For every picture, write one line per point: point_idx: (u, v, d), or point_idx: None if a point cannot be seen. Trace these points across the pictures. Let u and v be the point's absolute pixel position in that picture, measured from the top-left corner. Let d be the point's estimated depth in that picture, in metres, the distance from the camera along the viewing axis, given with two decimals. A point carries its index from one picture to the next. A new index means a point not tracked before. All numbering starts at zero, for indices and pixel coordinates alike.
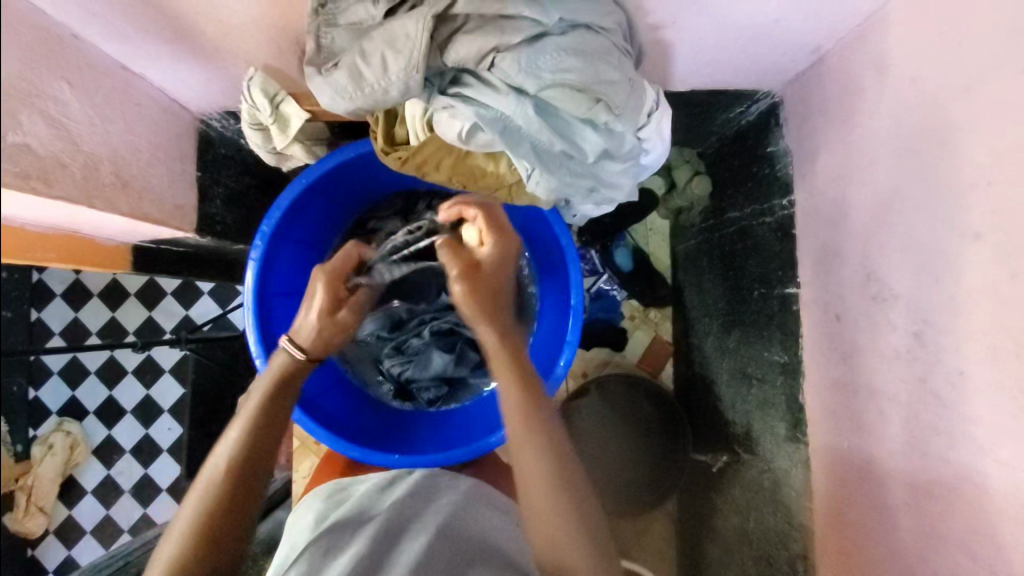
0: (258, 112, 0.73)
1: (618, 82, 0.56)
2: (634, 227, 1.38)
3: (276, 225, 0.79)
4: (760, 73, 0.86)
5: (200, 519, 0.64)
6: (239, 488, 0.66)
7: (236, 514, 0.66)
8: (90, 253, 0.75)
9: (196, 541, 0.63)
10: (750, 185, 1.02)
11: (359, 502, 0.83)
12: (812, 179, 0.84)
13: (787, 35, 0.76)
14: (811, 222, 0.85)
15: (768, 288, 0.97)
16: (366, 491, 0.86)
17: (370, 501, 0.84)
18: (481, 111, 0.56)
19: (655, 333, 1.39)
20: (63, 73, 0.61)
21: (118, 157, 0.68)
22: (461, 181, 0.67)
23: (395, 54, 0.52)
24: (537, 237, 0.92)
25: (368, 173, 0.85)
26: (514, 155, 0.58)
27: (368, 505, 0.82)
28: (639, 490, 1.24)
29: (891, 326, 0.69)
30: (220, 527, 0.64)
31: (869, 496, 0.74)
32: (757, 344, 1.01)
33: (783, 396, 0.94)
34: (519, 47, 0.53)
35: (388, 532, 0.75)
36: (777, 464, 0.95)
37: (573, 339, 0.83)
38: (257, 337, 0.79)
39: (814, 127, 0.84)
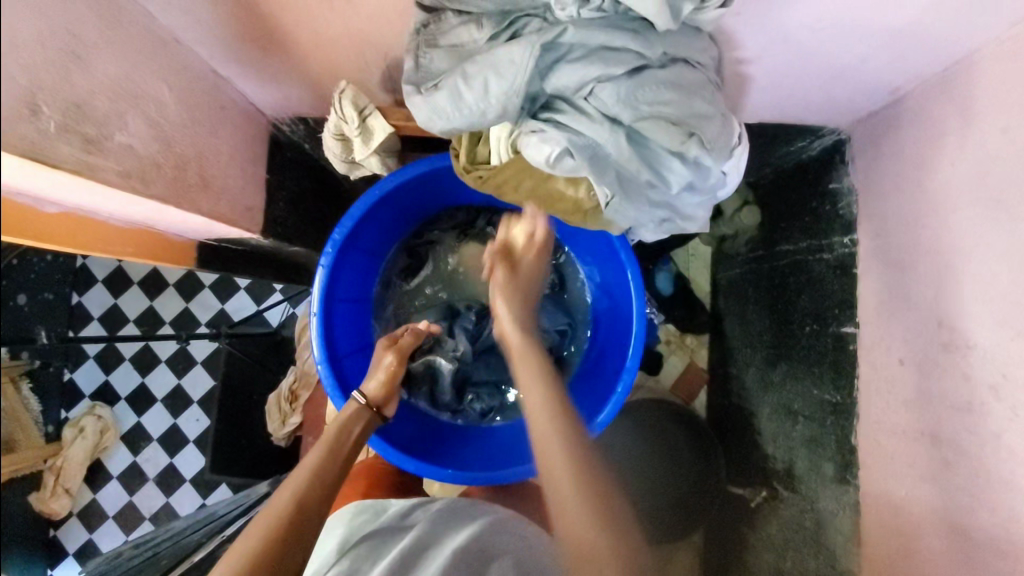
0: (344, 124, 0.72)
1: (710, 117, 0.56)
2: (677, 252, 1.37)
3: (347, 233, 0.79)
4: (833, 109, 0.86)
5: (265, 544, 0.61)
6: (297, 532, 0.64)
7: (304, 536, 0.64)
8: (162, 248, 0.77)
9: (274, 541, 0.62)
10: (807, 220, 1.01)
11: (385, 523, 0.84)
12: (880, 218, 0.84)
13: (866, 74, 0.76)
14: (875, 262, 0.84)
15: (822, 325, 0.97)
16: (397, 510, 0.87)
17: (394, 524, 0.84)
18: (573, 138, 0.56)
19: (691, 360, 1.39)
20: (163, 74, 0.62)
21: (203, 158, 0.69)
22: (537, 203, 0.68)
23: (498, 78, 0.53)
24: (597, 257, 0.91)
25: (437, 186, 0.86)
26: (598, 182, 0.59)
27: (396, 522, 0.84)
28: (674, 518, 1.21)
29: (963, 377, 0.68)
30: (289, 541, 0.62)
31: (924, 545, 0.73)
32: (806, 380, 1.00)
33: (833, 436, 0.93)
34: (620, 78, 0.54)
35: (416, 547, 0.77)
36: (822, 504, 0.94)
37: (634, 364, 0.81)
38: (319, 342, 0.80)
39: (885, 168, 0.83)
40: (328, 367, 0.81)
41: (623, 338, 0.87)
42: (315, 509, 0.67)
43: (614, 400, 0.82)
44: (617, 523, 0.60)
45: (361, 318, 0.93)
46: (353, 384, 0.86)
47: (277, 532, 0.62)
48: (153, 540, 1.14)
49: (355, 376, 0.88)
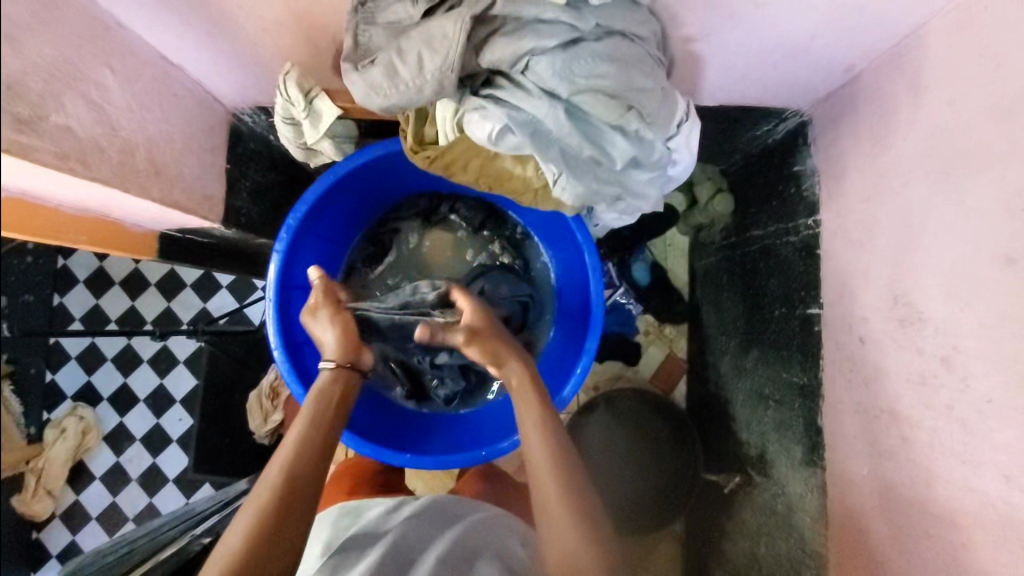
0: (291, 107, 0.72)
1: (649, 90, 0.57)
2: (653, 242, 1.37)
3: (302, 219, 0.79)
4: (791, 90, 0.86)
5: (266, 508, 0.62)
6: (291, 502, 0.63)
7: (302, 501, 0.64)
8: (120, 239, 0.77)
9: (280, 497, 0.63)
10: (775, 204, 1.01)
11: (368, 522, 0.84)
12: (841, 198, 0.83)
13: (818, 53, 0.76)
14: (836, 242, 0.84)
15: (789, 308, 0.96)
16: (378, 515, 0.86)
17: (379, 521, 0.84)
18: (513, 113, 0.56)
19: (669, 350, 1.39)
20: (107, 59, 0.63)
21: (153, 145, 0.70)
22: (487, 183, 0.67)
23: (432, 53, 0.53)
24: (557, 239, 0.91)
25: (395, 171, 0.87)
26: (542, 159, 0.58)
27: (378, 523, 0.84)
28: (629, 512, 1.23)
29: (917, 351, 0.68)
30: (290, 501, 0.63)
31: (887, 523, 0.73)
32: (776, 364, 1.00)
33: (801, 419, 0.93)
34: (554, 51, 0.54)
35: (405, 544, 0.78)
36: (792, 488, 0.94)
37: (592, 346, 0.81)
38: (276, 330, 0.80)
39: (844, 148, 0.83)
40: (286, 355, 0.80)
41: (582, 323, 0.87)
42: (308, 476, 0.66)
43: (573, 379, 0.82)
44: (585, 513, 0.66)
45: None
46: (313, 373, 0.86)
47: (273, 495, 0.63)
48: (129, 538, 1.14)
49: (317, 364, 0.88)
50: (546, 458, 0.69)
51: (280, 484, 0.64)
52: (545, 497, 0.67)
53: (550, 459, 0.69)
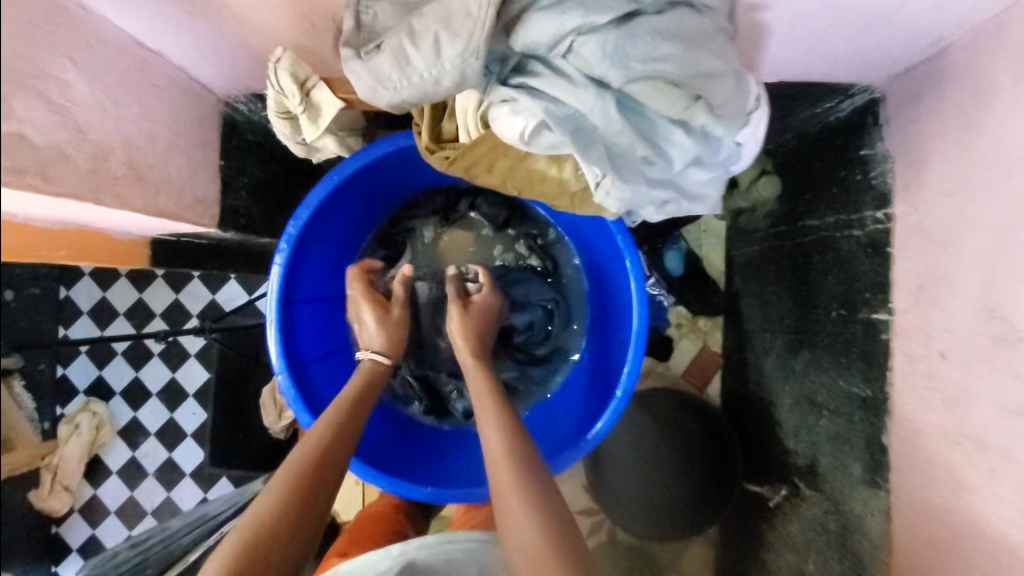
0: (285, 99, 0.63)
1: (721, 76, 0.46)
2: (687, 229, 1.26)
3: (303, 227, 0.70)
4: (863, 64, 0.74)
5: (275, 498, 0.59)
6: (306, 494, 0.60)
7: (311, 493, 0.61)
8: (104, 249, 0.68)
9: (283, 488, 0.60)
10: (834, 191, 0.89)
11: None
12: (921, 190, 0.72)
13: (905, 19, 0.64)
14: (913, 240, 0.74)
15: (850, 311, 0.86)
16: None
17: None
18: (551, 106, 0.46)
19: (703, 343, 1.30)
20: (68, 50, 0.54)
21: (132, 146, 0.61)
22: (516, 186, 0.58)
23: (451, 36, 0.44)
24: (591, 242, 0.81)
25: (409, 166, 0.76)
26: (585, 161, 0.48)
27: None
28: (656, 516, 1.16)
29: (1019, 377, 0.58)
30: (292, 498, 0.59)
31: (967, 562, 0.64)
32: (829, 371, 0.91)
33: (860, 434, 0.84)
34: (604, 29, 0.43)
35: None
36: (848, 507, 0.86)
37: (635, 368, 0.71)
38: (279, 351, 0.72)
39: (925, 131, 0.72)
40: (291, 379, 0.72)
41: (621, 340, 0.77)
42: (329, 469, 0.63)
43: (610, 407, 0.73)
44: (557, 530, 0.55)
45: (335, 318, 0.85)
46: (321, 394, 0.78)
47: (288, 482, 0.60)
48: (148, 537, 1.11)
49: (327, 384, 0.80)
50: (511, 471, 0.60)
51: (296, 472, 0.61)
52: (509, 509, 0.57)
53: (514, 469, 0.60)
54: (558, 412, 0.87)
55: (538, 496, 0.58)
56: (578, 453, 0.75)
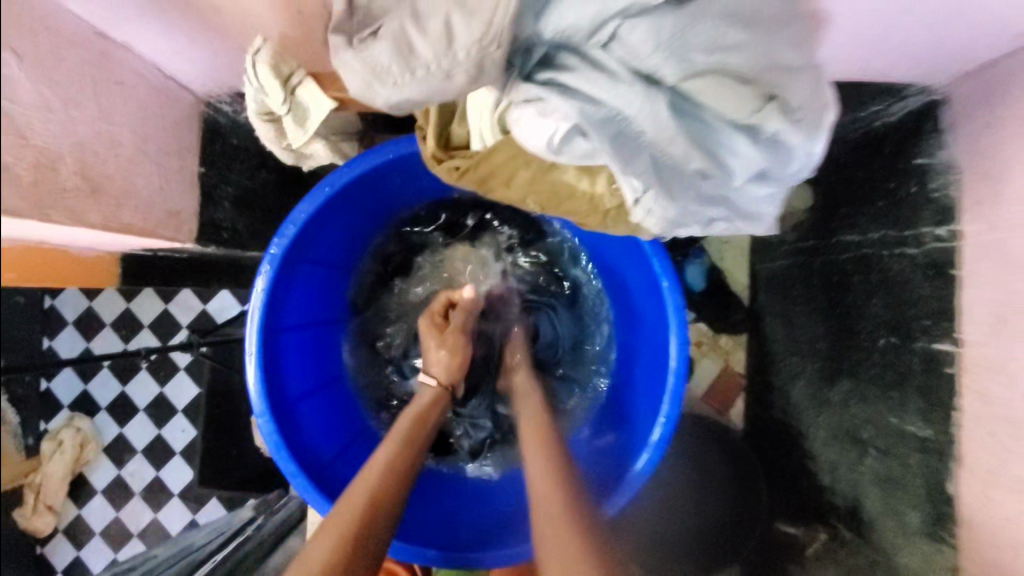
0: (266, 97, 0.55)
1: (796, 70, 0.39)
2: (709, 241, 1.17)
3: (290, 244, 0.63)
4: (929, 61, 0.65)
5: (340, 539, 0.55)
6: (371, 522, 0.57)
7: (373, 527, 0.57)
8: (61, 268, 0.59)
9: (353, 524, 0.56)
10: (882, 205, 0.80)
11: None
12: (995, 205, 0.63)
13: (988, 8, 0.55)
14: (987, 265, 0.64)
15: (902, 340, 0.77)
16: None
17: None
18: (586, 107, 0.39)
19: (726, 363, 1.20)
20: (6, 38, 0.45)
21: (87, 152, 0.52)
22: (537, 202, 0.49)
23: (466, 16, 0.36)
24: (611, 256, 0.74)
25: (408, 176, 0.68)
26: (623, 172, 0.40)
27: None
28: (680, 570, 0.98)
29: None
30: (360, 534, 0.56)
31: None
32: (878, 405, 0.81)
33: (920, 480, 0.74)
34: (658, 12, 0.37)
35: None
36: (899, 560, 0.76)
37: (679, 376, 0.64)
38: (260, 389, 0.63)
39: (1002, 136, 0.63)
40: (273, 419, 0.64)
41: (655, 349, 0.69)
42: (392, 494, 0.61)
43: (663, 425, 0.65)
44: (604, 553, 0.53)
45: (325, 348, 0.76)
46: (311, 438, 0.69)
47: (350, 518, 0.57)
48: (128, 569, 1.03)
49: (315, 425, 0.71)
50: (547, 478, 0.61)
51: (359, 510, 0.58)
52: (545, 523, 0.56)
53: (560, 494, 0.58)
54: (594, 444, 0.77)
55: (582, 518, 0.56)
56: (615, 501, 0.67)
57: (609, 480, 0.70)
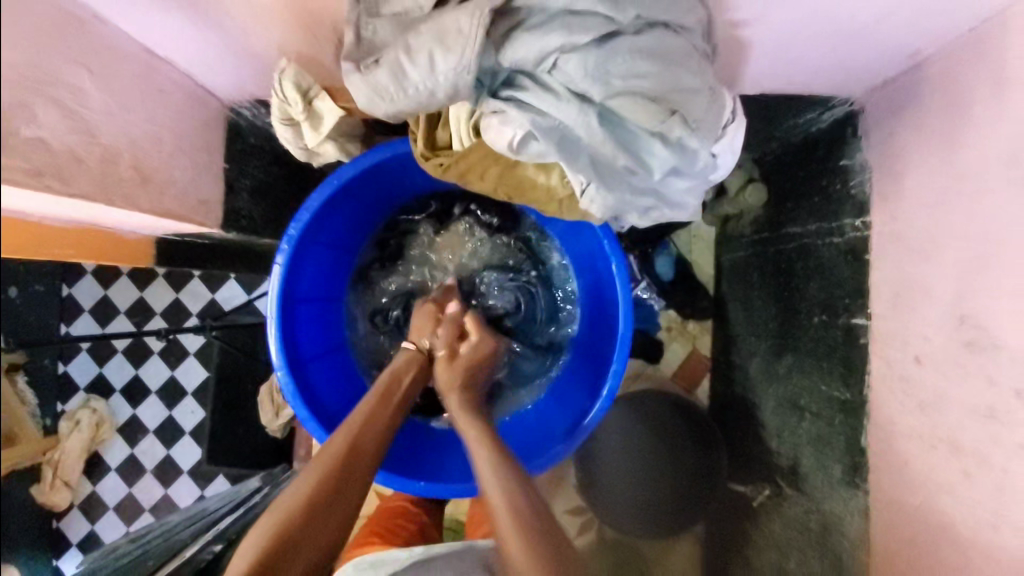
0: (289, 107, 0.68)
1: (694, 91, 0.51)
2: (677, 235, 1.29)
3: (304, 228, 0.74)
4: (845, 77, 0.77)
5: (315, 487, 0.67)
6: (342, 477, 0.69)
7: (348, 480, 0.69)
8: (111, 247, 0.72)
9: (324, 476, 0.68)
10: (816, 200, 0.93)
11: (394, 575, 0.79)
12: (896, 198, 0.75)
13: (881, 36, 0.67)
14: (891, 250, 0.76)
15: (831, 316, 0.89)
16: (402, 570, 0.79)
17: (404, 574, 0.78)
18: (537, 119, 0.50)
19: (693, 347, 1.32)
20: (81, 57, 0.56)
21: (138, 149, 0.64)
22: (506, 191, 0.60)
23: (444, 51, 0.48)
24: (575, 239, 0.85)
25: (404, 172, 0.80)
26: (569, 168, 0.52)
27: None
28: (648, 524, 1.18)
29: (986, 379, 0.61)
30: (330, 485, 0.67)
31: (938, 562, 0.66)
32: (812, 373, 0.93)
33: (841, 436, 0.86)
34: (587, 47, 0.48)
35: None
36: (828, 506, 0.88)
37: (625, 335, 0.76)
38: (280, 349, 0.75)
39: (903, 141, 0.75)
40: (290, 374, 0.76)
41: (609, 319, 0.82)
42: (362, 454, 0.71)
43: (610, 378, 0.77)
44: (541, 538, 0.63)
45: (331, 318, 0.88)
46: (319, 392, 0.81)
47: (325, 470, 0.68)
48: (162, 529, 1.16)
49: (324, 383, 0.83)
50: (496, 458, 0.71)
51: (333, 461, 0.69)
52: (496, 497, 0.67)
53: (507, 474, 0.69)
54: (561, 399, 0.89)
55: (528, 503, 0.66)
56: (569, 445, 0.79)
57: (567, 431, 0.82)
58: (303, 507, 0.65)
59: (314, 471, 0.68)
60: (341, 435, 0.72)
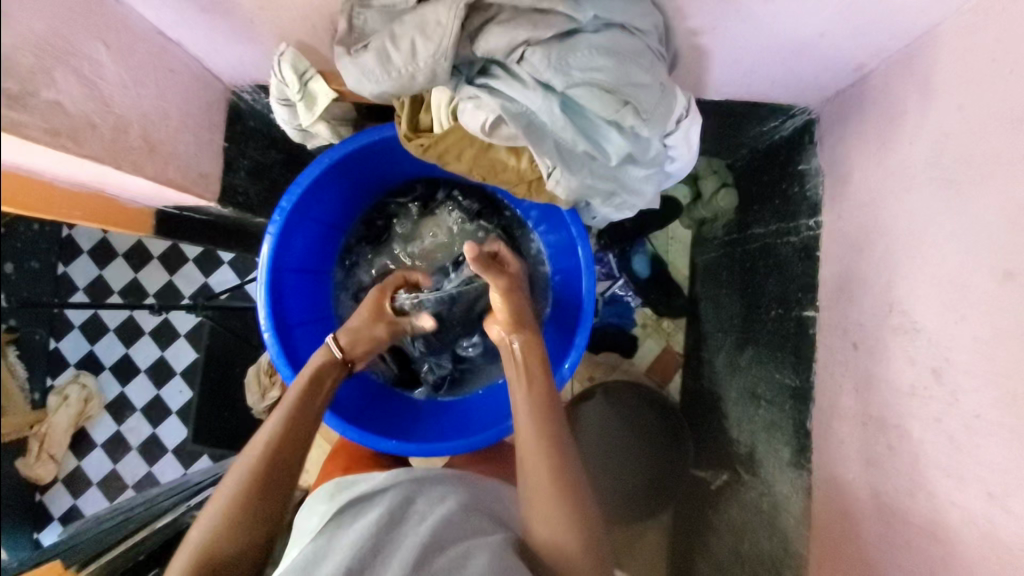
0: (286, 88, 0.74)
1: (647, 86, 0.57)
2: (654, 235, 1.35)
3: (295, 202, 0.80)
4: (800, 88, 0.84)
5: (243, 486, 0.67)
6: (271, 472, 0.70)
7: (275, 476, 0.70)
8: (117, 214, 0.76)
9: (253, 476, 0.69)
10: (778, 202, 0.99)
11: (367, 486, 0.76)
12: (843, 199, 0.82)
13: (828, 51, 0.74)
14: (837, 247, 0.83)
15: (786, 309, 0.95)
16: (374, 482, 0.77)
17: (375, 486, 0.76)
18: (507, 105, 0.57)
19: (666, 343, 1.37)
20: (100, 33, 0.62)
21: (148, 121, 0.69)
22: (481, 173, 0.67)
23: (425, 40, 0.54)
24: (549, 226, 0.92)
25: (392, 155, 0.86)
26: (536, 151, 0.59)
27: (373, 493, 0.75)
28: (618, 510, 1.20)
29: (909, 360, 0.67)
30: (260, 483, 0.68)
31: (867, 531, 0.72)
32: (769, 364, 0.99)
33: (791, 421, 0.92)
34: (550, 42, 0.55)
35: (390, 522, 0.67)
36: (777, 488, 0.94)
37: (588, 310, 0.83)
38: (268, 313, 0.81)
39: (850, 147, 0.81)
40: (276, 337, 0.82)
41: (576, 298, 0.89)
42: (290, 449, 0.72)
43: (573, 353, 0.84)
44: (580, 502, 0.70)
45: (318, 291, 0.94)
46: (302, 355, 0.87)
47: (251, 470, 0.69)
48: (140, 500, 1.19)
49: (308, 349, 0.89)
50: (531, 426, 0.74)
51: (260, 459, 0.70)
52: (534, 466, 0.71)
53: (540, 439, 0.73)
54: None
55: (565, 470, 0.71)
56: None
57: None
58: (235, 510, 0.66)
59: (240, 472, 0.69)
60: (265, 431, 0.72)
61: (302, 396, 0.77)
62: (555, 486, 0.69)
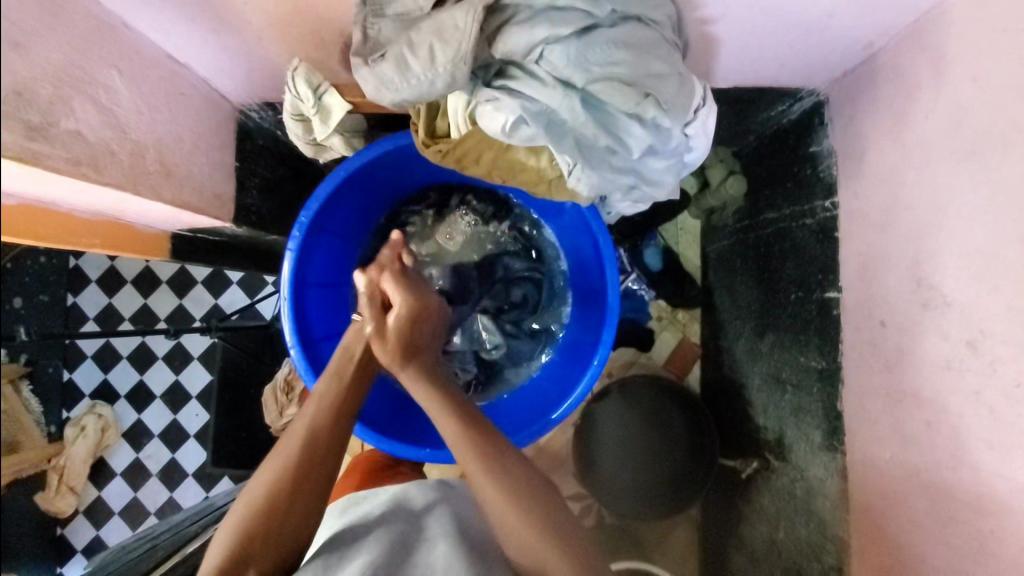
0: (300, 103, 0.74)
1: (665, 76, 0.57)
2: (664, 227, 1.34)
3: (314, 216, 0.80)
4: (807, 70, 0.84)
5: (277, 484, 0.66)
6: (308, 472, 0.68)
7: (310, 476, 0.68)
8: (133, 240, 0.76)
9: (289, 472, 0.67)
10: (790, 186, 0.99)
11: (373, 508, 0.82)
12: (859, 179, 0.82)
13: (836, 31, 0.74)
14: (857, 226, 0.82)
15: (805, 292, 0.95)
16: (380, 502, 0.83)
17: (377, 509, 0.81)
18: (526, 104, 0.56)
19: (683, 335, 1.37)
20: (112, 60, 0.62)
21: (163, 144, 0.69)
22: (500, 174, 0.67)
23: (443, 45, 0.54)
24: (567, 225, 0.92)
25: (406, 163, 0.86)
26: (557, 148, 0.59)
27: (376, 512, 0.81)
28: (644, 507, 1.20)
29: (941, 333, 0.67)
30: (296, 482, 0.67)
31: (910, 510, 0.72)
32: (792, 349, 0.99)
33: (820, 403, 0.91)
34: (568, 39, 0.55)
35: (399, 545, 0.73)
36: (811, 472, 0.93)
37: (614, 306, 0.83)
38: (293, 329, 0.81)
39: (862, 125, 0.81)
40: (303, 352, 0.81)
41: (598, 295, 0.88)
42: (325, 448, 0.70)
43: (600, 349, 0.84)
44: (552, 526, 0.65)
45: (339, 305, 0.93)
46: None
47: (288, 463, 0.67)
48: (164, 527, 1.19)
49: None
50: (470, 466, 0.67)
51: (295, 456, 0.68)
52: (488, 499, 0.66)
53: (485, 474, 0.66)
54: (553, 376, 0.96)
55: (529, 497, 0.66)
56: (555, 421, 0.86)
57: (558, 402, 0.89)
58: (268, 505, 0.65)
59: (275, 462, 0.68)
60: (301, 421, 0.71)
61: (341, 386, 0.75)
62: (523, 517, 0.65)
